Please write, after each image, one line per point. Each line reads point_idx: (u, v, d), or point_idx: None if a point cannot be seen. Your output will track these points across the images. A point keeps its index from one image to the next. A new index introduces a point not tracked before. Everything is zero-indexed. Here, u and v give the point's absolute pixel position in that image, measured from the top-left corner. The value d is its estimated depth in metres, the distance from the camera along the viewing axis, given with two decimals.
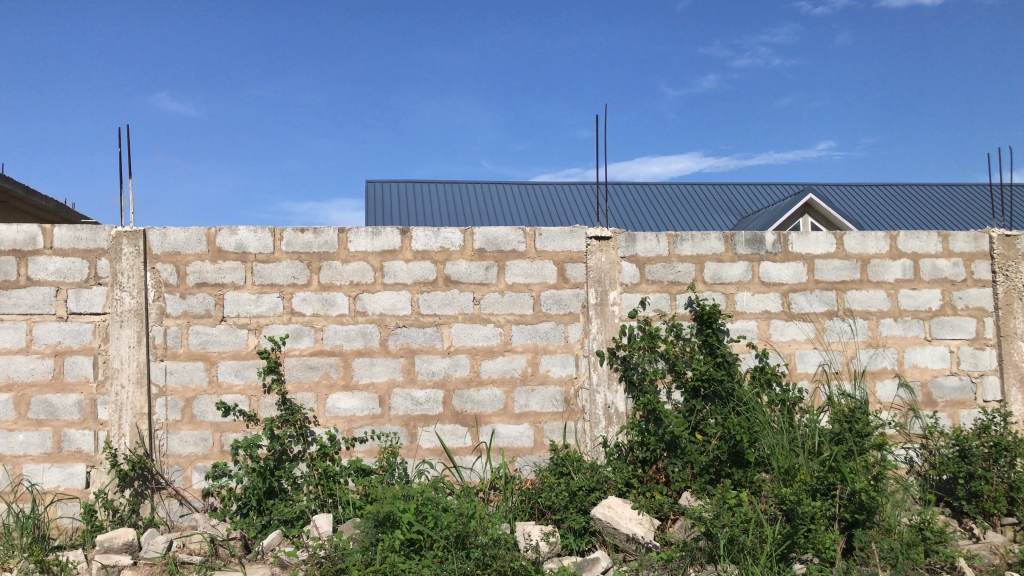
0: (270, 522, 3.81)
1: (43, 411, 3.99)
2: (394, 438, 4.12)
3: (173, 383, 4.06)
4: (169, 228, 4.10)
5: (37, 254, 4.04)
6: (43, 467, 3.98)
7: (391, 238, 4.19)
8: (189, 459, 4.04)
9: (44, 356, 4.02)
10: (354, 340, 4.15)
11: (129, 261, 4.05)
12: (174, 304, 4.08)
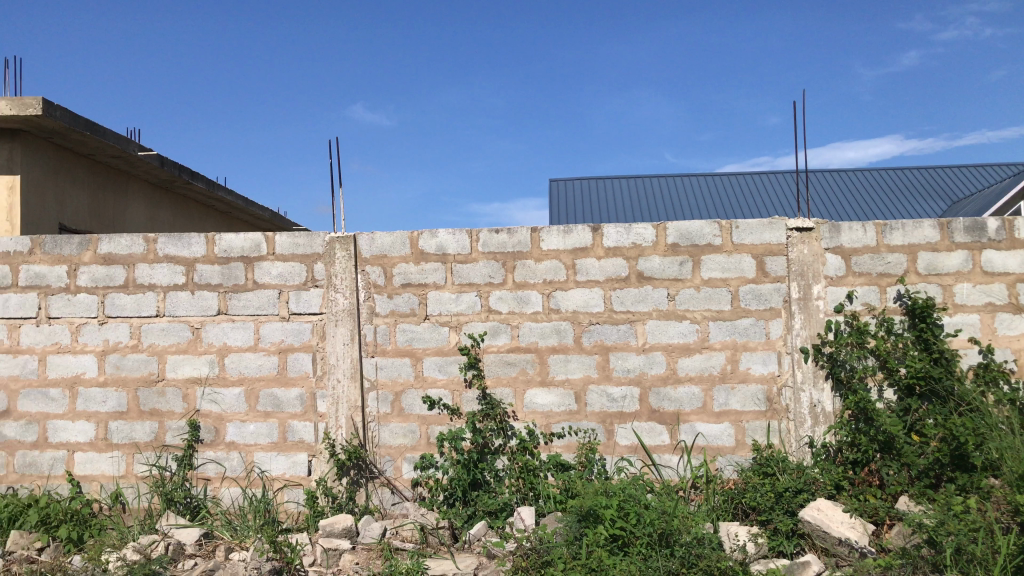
0: (475, 513, 3.94)
1: (271, 403, 4.34)
2: (592, 434, 4.16)
3: (383, 378, 4.30)
4: (376, 232, 4.34)
5: (262, 260, 4.39)
6: (272, 455, 4.32)
7: (584, 236, 4.22)
8: (400, 450, 4.26)
9: (270, 353, 4.36)
10: (549, 337, 4.22)
11: (342, 264, 4.33)
12: (382, 304, 4.32)
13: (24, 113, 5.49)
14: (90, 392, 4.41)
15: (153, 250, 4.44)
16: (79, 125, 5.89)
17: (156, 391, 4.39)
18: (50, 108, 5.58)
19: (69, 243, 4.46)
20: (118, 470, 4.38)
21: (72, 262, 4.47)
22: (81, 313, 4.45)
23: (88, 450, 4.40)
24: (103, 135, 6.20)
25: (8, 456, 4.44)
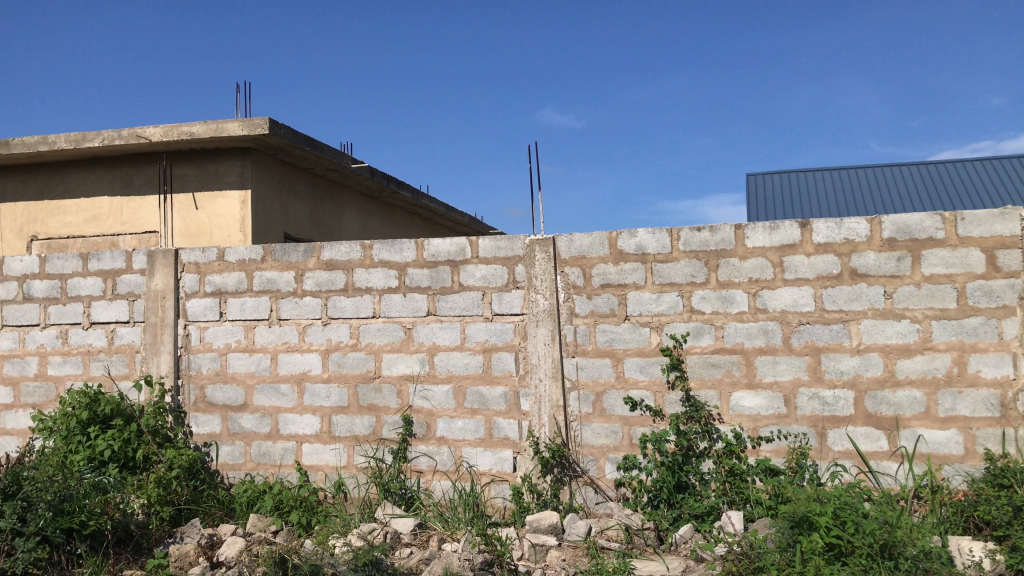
0: (681, 515, 3.92)
1: (477, 401, 4.50)
2: (803, 439, 4.00)
3: (584, 378, 4.34)
4: (575, 234, 4.39)
5: (466, 263, 4.56)
6: (479, 450, 4.48)
7: (790, 232, 4.07)
8: (602, 450, 4.29)
9: (475, 352, 4.52)
10: (756, 338, 4.10)
11: (542, 266, 4.42)
12: (582, 305, 4.37)
13: (254, 132, 6.02)
14: (316, 388, 4.76)
15: (369, 255, 4.72)
16: (300, 141, 6.39)
17: (373, 387, 4.67)
18: (276, 127, 6.08)
19: (295, 250, 4.84)
20: (340, 461, 4.69)
21: (298, 268, 4.84)
22: (307, 315, 4.81)
23: (314, 442, 4.75)
24: (321, 150, 6.69)
25: (246, 446, 4.87)
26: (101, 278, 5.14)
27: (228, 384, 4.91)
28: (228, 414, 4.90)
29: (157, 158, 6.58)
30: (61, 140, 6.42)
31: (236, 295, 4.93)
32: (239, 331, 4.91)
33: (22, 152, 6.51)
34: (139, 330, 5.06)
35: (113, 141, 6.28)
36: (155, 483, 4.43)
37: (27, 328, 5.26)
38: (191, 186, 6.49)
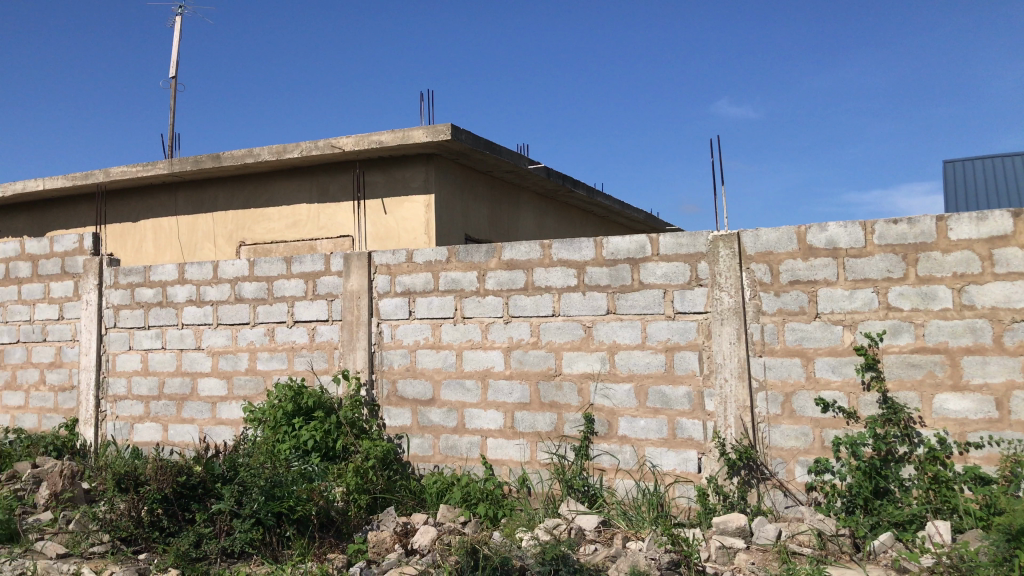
0: (879, 522, 3.73)
1: (659, 400, 4.47)
2: (1019, 445, 3.70)
3: (772, 378, 4.22)
4: (761, 229, 4.27)
5: (647, 260, 4.53)
6: (662, 450, 4.45)
7: (1001, 223, 3.78)
8: (792, 453, 4.15)
9: (657, 351, 4.49)
10: (962, 337, 3.83)
11: (726, 262, 4.33)
12: (769, 302, 4.24)
13: (438, 138, 6.25)
14: (499, 384, 4.89)
15: (549, 254, 4.79)
16: (481, 145, 6.58)
17: (554, 385, 4.74)
18: (458, 132, 6.29)
19: (478, 251, 4.99)
20: (524, 456, 4.79)
21: (481, 268, 4.98)
22: (490, 314, 4.94)
23: (499, 436, 4.88)
24: (500, 153, 6.86)
25: (435, 439, 5.06)
26: (302, 280, 5.51)
27: (418, 380, 5.13)
28: (417, 409, 5.12)
29: (349, 166, 6.97)
30: (265, 152, 6.93)
31: (424, 294, 5.14)
32: (426, 329, 5.13)
33: (231, 165, 7.09)
34: (337, 327, 5.38)
35: (310, 152, 6.71)
36: (353, 472, 4.71)
37: (238, 326, 5.73)
38: (380, 192, 6.83)
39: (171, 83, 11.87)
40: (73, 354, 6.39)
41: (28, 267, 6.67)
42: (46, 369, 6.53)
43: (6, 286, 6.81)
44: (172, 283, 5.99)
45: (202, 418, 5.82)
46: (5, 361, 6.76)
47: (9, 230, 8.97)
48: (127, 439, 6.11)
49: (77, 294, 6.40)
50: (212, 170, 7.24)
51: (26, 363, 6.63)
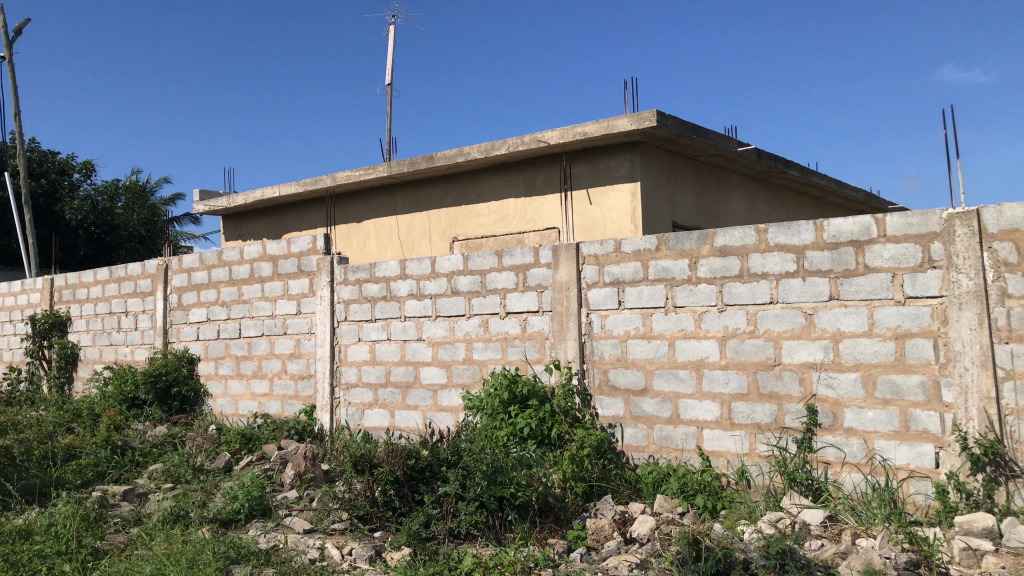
0: None
1: (890, 390, 4.22)
2: None
3: (1021, 366, 3.83)
4: (1004, 204, 3.92)
5: (873, 243, 4.28)
6: (895, 444, 4.19)
7: None
8: None
9: (886, 339, 4.24)
10: None
11: (964, 242, 4.00)
12: (1017, 284, 3.87)
13: (643, 126, 6.22)
14: (714, 374, 4.80)
15: (765, 240, 4.64)
16: (687, 130, 6.47)
17: (773, 375, 4.59)
18: (663, 118, 6.22)
19: (689, 239, 4.92)
20: (742, 448, 4.68)
21: (692, 255, 4.90)
22: (703, 302, 4.86)
23: (715, 428, 4.79)
24: (707, 137, 6.71)
25: (649, 429, 5.05)
26: (514, 272, 5.67)
27: (630, 369, 5.14)
28: (630, 398, 5.13)
29: (555, 159, 7.08)
30: (475, 151, 7.20)
31: (634, 284, 5.14)
32: (637, 319, 5.12)
33: (444, 165, 7.42)
34: (548, 318, 5.49)
35: (518, 148, 6.90)
36: (569, 460, 4.80)
37: (456, 318, 5.98)
38: (587, 183, 6.89)
39: (387, 90, 12.57)
40: (310, 346, 6.95)
41: (270, 267, 7.32)
42: (286, 359, 7.14)
43: (251, 284, 7.50)
44: (395, 278, 6.35)
45: (425, 406, 6.14)
46: (252, 352, 7.46)
47: (252, 234, 9.88)
48: (358, 425, 6.56)
49: (312, 290, 6.95)
50: (427, 170, 7.61)
51: (270, 354, 7.28)
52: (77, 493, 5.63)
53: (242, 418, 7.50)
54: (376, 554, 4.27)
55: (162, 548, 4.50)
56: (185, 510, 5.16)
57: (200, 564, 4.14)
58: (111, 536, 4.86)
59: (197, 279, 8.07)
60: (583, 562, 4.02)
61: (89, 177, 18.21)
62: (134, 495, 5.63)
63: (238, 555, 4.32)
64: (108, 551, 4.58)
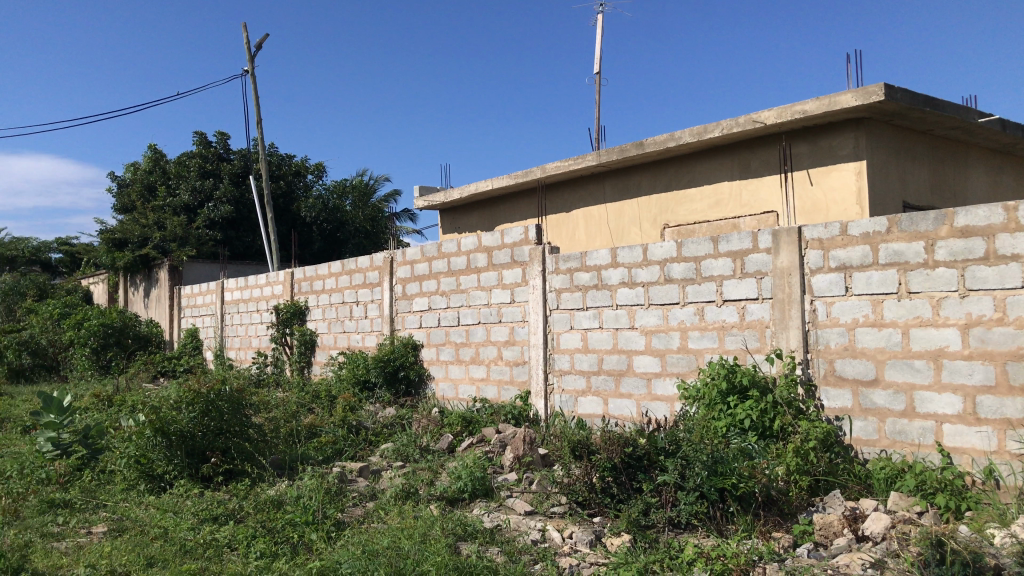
0: None
1: None
2: None
3: None
4: None
5: None
6: None
7: None
8: None
9: None
10: None
11: None
12: None
13: (869, 101, 5.85)
14: (956, 364, 4.44)
15: (1015, 218, 4.23)
16: (920, 102, 6.02)
17: None
18: (892, 91, 5.82)
19: (926, 219, 4.58)
20: (989, 446, 4.31)
21: (929, 237, 4.56)
22: (941, 287, 4.51)
23: (957, 423, 4.44)
24: (942, 108, 6.21)
25: (881, 423, 4.76)
26: (731, 258, 5.53)
27: (859, 359, 4.86)
28: (859, 390, 4.86)
29: (773, 140, 6.82)
30: (686, 135, 7.09)
31: (862, 269, 4.85)
32: (867, 306, 4.83)
33: (654, 151, 7.37)
34: (768, 306, 5.31)
35: (731, 130, 6.72)
36: (793, 452, 4.63)
37: (669, 306, 5.92)
38: (807, 163, 6.59)
39: (595, 79, 12.63)
40: (524, 334, 7.13)
41: (485, 257, 7.58)
42: (502, 346, 7.37)
43: (469, 274, 7.80)
44: (606, 267, 6.38)
45: (639, 394, 6.12)
46: (470, 340, 7.76)
47: (468, 227, 10.28)
48: (572, 411, 6.65)
49: (525, 280, 7.12)
50: (637, 157, 7.58)
51: (487, 341, 7.55)
52: (320, 469, 6.13)
53: (462, 402, 7.83)
54: (596, 540, 4.33)
55: (396, 522, 4.80)
56: (415, 487, 5.47)
57: (431, 539, 4.37)
58: (350, 509, 5.25)
59: (419, 270, 8.51)
60: (811, 558, 3.88)
61: (320, 177, 19.68)
62: (368, 472, 6.05)
63: (465, 532, 4.53)
64: (349, 523, 4.95)
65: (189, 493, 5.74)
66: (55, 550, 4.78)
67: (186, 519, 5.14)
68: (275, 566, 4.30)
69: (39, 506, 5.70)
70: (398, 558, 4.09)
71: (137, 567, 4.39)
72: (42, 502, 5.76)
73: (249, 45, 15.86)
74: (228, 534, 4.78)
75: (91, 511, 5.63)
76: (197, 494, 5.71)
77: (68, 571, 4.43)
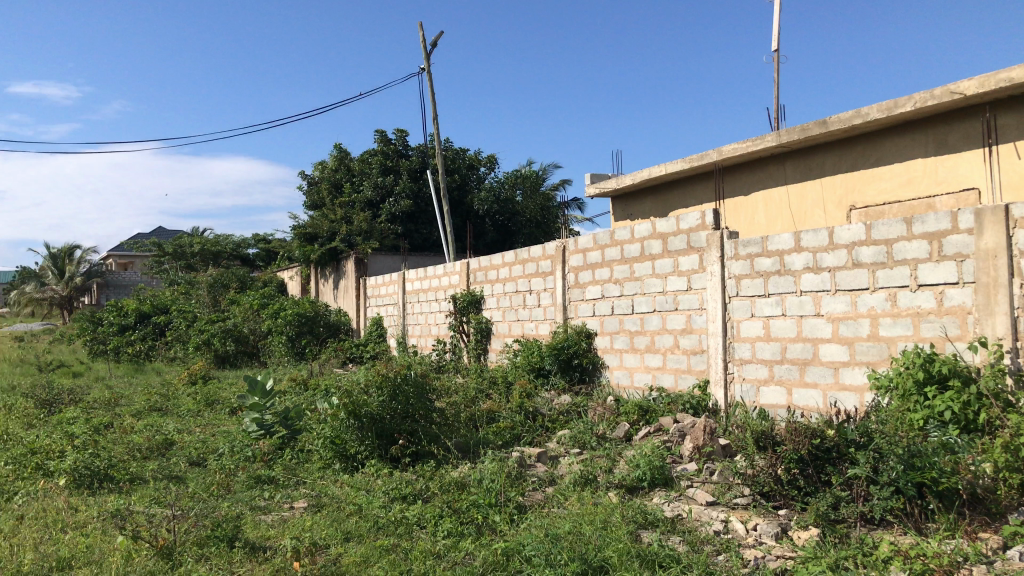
0: None
1: None
2: None
3: None
4: None
5: None
6: None
7: None
8: None
9: None
10: None
11: None
12: None
13: None
14: None
15: None
16: None
17: None
18: None
19: None
20: None
21: None
22: None
23: None
24: None
25: None
26: (927, 240, 5.19)
27: None
28: None
29: (973, 112, 6.34)
30: (874, 111, 6.73)
31: None
32: None
33: (839, 129, 7.04)
34: (970, 291, 4.95)
35: (926, 103, 6.31)
36: (1002, 448, 4.23)
37: (858, 292, 5.64)
38: (1013, 135, 6.07)
39: (774, 56, 12.15)
40: (702, 322, 6.99)
41: (660, 244, 7.49)
42: (679, 335, 7.27)
43: (643, 262, 7.74)
44: (789, 252, 6.16)
45: (826, 384, 5.87)
46: (645, 328, 7.70)
47: (641, 214, 10.20)
48: (754, 401, 6.45)
49: (703, 266, 6.99)
50: (820, 136, 7.27)
51: (663, 330, 7.47)
52: (501, 452, 6.29)
53: (638, 391, 7.79)
54: (782, 532, 4.22)
55: (576, 508, 4.86)
56: (593, 474, 5.51)
57: (611, 526, 4.40)
58: (531, 493, 5.36)
59: (592, 259, 8.54)
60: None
61: (493, 169, 20.10)
62: (547, 457, 6.15)
63: (646, 520, 4.51)
64: (530, 506, 5.06)
65: (380, 473, 6.06)
66: (263, 522, 5.18)
67: (378, 497, 5.43)
68: (461, 545, 4.47)
69: (248, 481, 6.19)
70: (580, 543, 4.14)
71: (336, 540, 4.69)
72: (250, 478, 6.26)
73: (426, 43, 16.49)
74: (417, 512, 5.01)
75: (293, 487, 6.06)
76: (386, 474, 6.02)
77: (276, 541, 4.79)
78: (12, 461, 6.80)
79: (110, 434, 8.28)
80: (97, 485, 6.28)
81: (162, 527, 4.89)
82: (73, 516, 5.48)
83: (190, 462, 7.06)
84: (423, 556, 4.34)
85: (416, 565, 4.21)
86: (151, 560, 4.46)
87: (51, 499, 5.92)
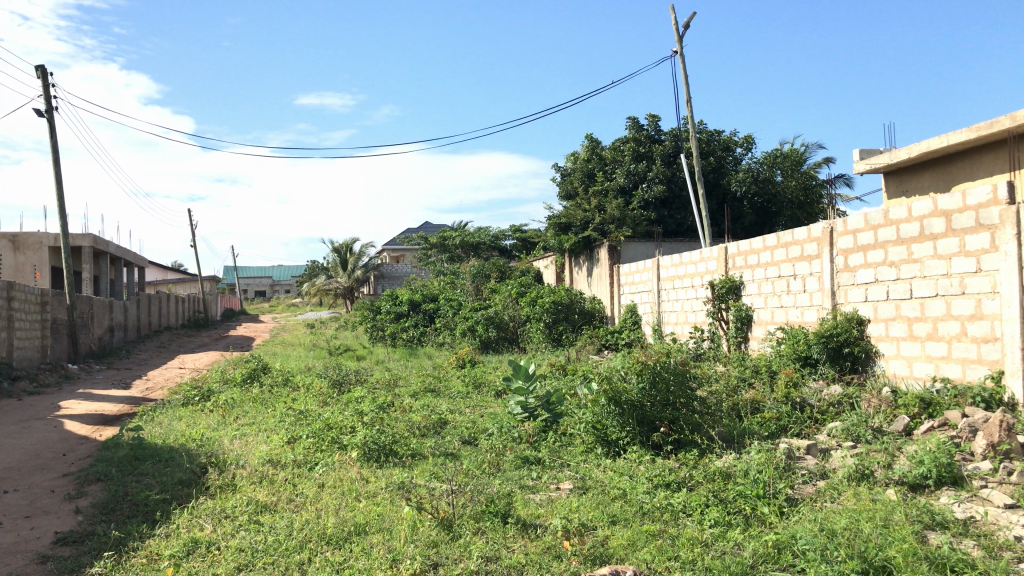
0: None
1: None
2: None
3: None
4: None
5: None
6: None
7: None
8: None
9: None
10: None
11: None
12: None
13: None
14: None
15: None
16: None
17: None
18: None
19: None
20: None
21: None
22: None
23: None
24: None
25: None
26: None
27: None
28: None
29: None
30: None
31: None
32: None
33: None
34: None
35: None
36: None
37: None
38: None
39: None
40: (995, 307, 6.33)
41: (943, 223, 6.88)
42: (967, 321, 6.64)
43: (923, 242, 7.14)
44: None
45: None
46: (926, 314, 7.11)
47: (918, 190, 9.42)
48: None
49: (995, 246, 6.32)
50: None
51: (947, 316, 6.85)
52: (767, 443, 6.12)
53: (918, 383, 7.20)
54: None
55: (852, 503, 4.61)
56: (871, 468, 5.19)
57: (893, 524, 4.13)
58: (801, 486, 5.16)
59: (864, 240, 8.01)
60: None
61: (750, 150, 19.43)
62: (817, 450, 5.88)
63: (932, 521, 4.18)
64: (801, 500, 4.87)
65: (642, 459, 6.11)
66: (532, 501, 5.41)
67: (641, 483, 5.48)
68: (730, 534, 4.40)
69: (516, 461, 6.49)
70: (860, 540, 3.93)
71: (602, 523, 4.80)
72: (519, 459, 6.55)
73: (678, 25, 16.23)
74: (682, 500, 5.00)
75: (559, 469, 6.27)
76: (649, 460, 6.06)
77: (545, 520, 4.99)
78: (312, 434, 7.62)
79: (393, 412, 9.03)
80: (383, 459, 6.87)
81: (443, 500, 5.27)
82: (364, 486, 6.04)
83: (463, 441, 7.52)
84: (691, 543, 4.33)
85: (683, 552, 4.21)
86: (434, 530, 4.82)
87: (346, 470, 6.57)
